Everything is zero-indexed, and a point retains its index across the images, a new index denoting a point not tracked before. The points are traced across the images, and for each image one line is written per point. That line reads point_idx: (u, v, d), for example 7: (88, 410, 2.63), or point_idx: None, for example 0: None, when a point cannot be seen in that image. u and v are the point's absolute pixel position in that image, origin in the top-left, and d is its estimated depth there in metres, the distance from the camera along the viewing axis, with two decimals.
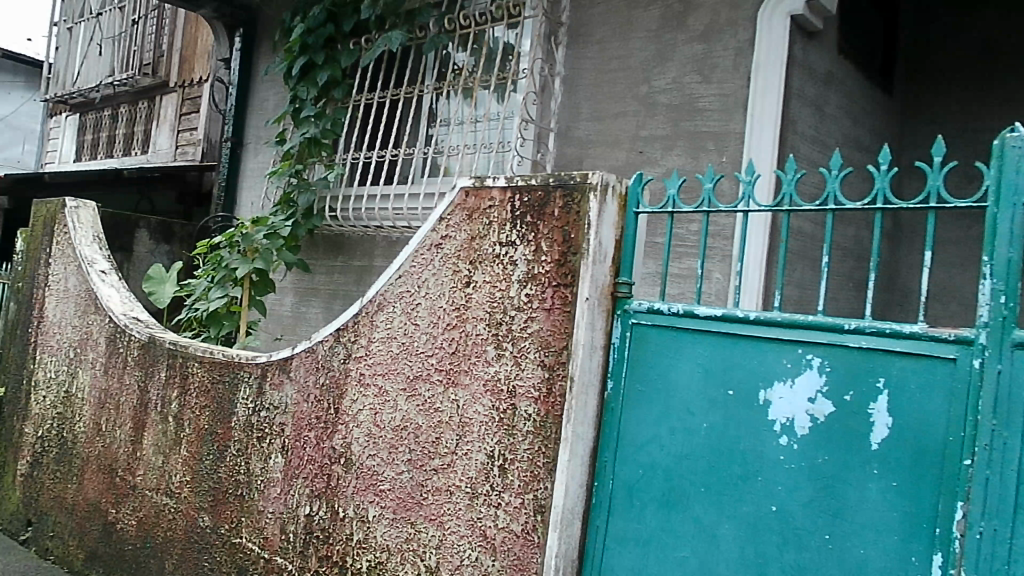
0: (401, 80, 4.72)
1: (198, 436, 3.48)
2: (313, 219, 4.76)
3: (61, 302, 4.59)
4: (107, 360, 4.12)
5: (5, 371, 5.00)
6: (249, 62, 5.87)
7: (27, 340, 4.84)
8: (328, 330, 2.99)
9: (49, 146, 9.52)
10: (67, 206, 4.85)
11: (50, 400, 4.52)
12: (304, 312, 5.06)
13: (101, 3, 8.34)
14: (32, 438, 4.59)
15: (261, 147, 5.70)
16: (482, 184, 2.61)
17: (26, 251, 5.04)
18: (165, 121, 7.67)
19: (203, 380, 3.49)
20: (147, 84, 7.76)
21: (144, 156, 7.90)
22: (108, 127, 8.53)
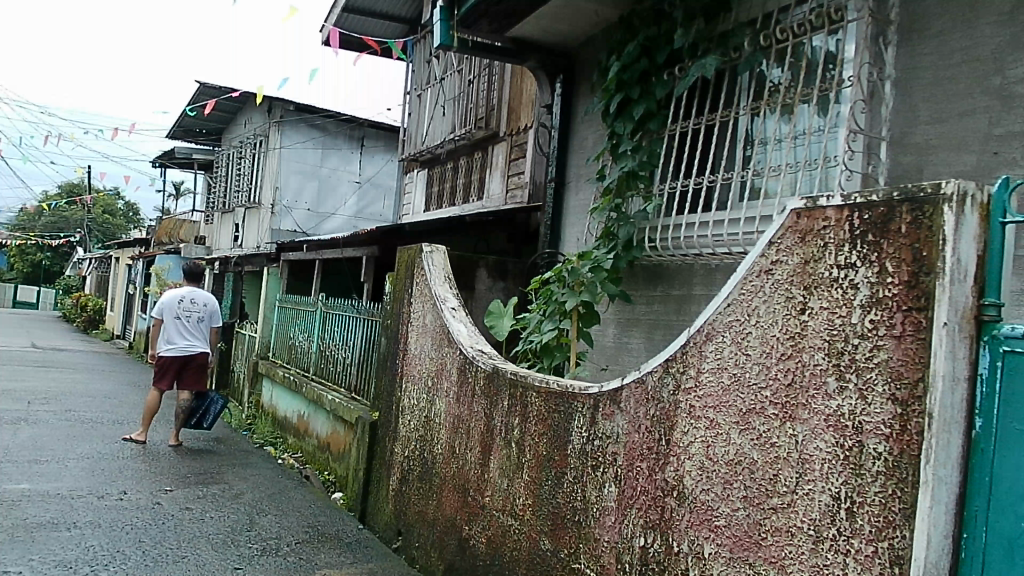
0: (716, 105, 4.65)
1: (538, 462, 3.69)
2: (634, 250, 4.82)
3: (421, 336, 5.23)
4: (459, 388, 4.60)
5: (380, 397, 5.82)
6: (570, 106, 6.23)
7: (396, 369, 5.59)
8: (658, 361, 3.01)
9: (405, 199, 10.87)
10: (423, 251, 5.51)
11: (415, 423, 5.15)
12: (627, 343, 5.16)
13: (444, 69, 9.47)
14: (401, 456, 5.25)
15: (582, 185, 5.98)
16: (815, 204, 2.45)
17: (394, 292, 5.83)
18: (496, 168, 8.38)
19: (541, 409, 3.72)
20: (482, 136, 8.56)
21: (479, 202, 8.71)
22: (450, 177, 9.53)
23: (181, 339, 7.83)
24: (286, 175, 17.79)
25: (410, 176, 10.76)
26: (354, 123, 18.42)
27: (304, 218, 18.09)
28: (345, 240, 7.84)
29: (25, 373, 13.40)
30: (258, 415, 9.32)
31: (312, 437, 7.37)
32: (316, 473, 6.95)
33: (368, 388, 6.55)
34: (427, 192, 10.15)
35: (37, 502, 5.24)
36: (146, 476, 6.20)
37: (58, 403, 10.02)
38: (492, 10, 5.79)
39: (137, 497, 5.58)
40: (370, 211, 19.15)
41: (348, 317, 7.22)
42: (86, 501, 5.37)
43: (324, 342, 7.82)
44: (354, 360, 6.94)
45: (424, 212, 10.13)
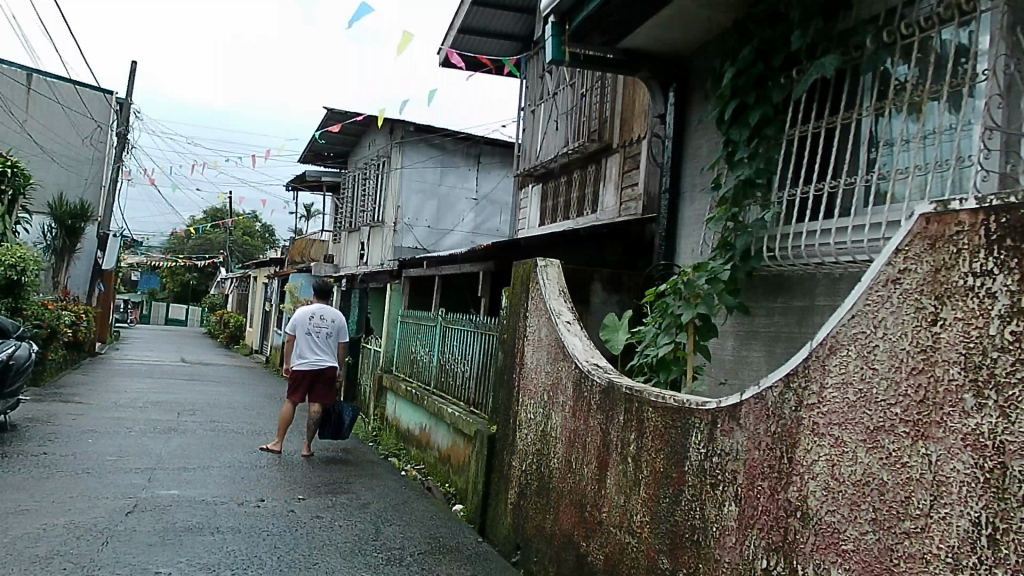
0: (838, 106, 4.46)
1: (656, 479, 3.63)
2: (752, 261, 4.70)
3: (537, 350, 5.27)
4: (574, 402, 4.60)
5: (499, 411, 5.90)
6: (684, 115, 6.14)
7: (513, 383, 5.65)
8: (778, 376, 2.91)
9: (520, 213, 10.98)
10: (537, 265, 5.56)
11: (532, 437, 5.19)
12: (747, 356, 5.01)
13: (557, 84, 9.55)
14: (519, 470, 5.30)
15: (698, 194, 5.88)
16: (946, 208, 2.31)
17: (511, 306, 5.90)
18: (609, 180, 8.34)
19: (658, 424, 3.67)
20: (595, 148, 8.54)
21: (593, 215, 8.69)
22: (564, 191, 9.56)
23: (311, 353, 8.20)
24: (407, 194, 18.39)
25: (524, 191, 10.87)
26: (471, 141, 18.85)
27: (424, 235, 18.61)
28: (463, 256, 8.02)
29: (175, 386, 14.44)
30: (383, 427, 9.64)
31: (434, 449, 7.55)
32: (437, 485, 7.12)
33: (486, 402, 6.65)
34: (541, 206, 10.22)
35: (185, 507, 5.64)
36: (281, 485, 6.55)
37: (203, 415, 10.74)
38: (603, 23, 5.78)
39: (272, 504, 5.90)
40: (487, 227, 19.49)
41: (467, 332, 7.36)
42: (227, 507, 5.73)
43: (444, 356, 8.02)
44: (473, 374, 7.07)
45: (539, 226, 10.20)
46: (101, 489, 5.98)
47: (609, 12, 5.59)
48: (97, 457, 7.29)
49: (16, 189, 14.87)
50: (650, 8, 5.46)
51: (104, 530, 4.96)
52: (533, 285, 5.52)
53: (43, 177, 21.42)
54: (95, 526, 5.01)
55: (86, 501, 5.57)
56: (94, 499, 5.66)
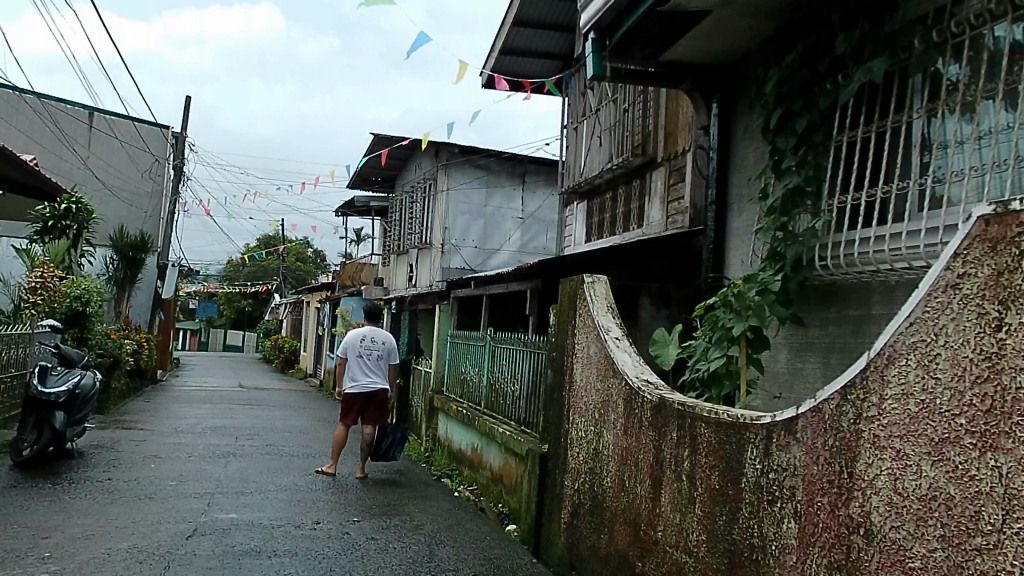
0: (887, 110, 4.36)
1: (711, 496, 3.56)
2: (804, 270, 4.60)
3: (586, 368, 5.22)
4: (626, 419, 4.54)
5: (550, 430, 5.87)
6: (728, 125, 6.07)
7: (563, 402, 5.62)
8: (835, 388, 2.82)
9: (566, 231, 10.97)
10: (585, 282, 5.53)
11: (584, 455, 5.14)
12: (802, 369, 4.89)
13: (599, 100, 9.57)
14: (572, 490, 5.25)
15: (746, 205, 5.79)
16: (1007, 210, 2.22)
17: (559, 324, 5.88)
18: (655, 194, 8.28)
19: (711, 440, 3.60)
20: (639, 163, 8.50)
21: (639, 230, 8.61)
22: (609, 207, 9.51)
23: (364, 376, 8.30)
24: (454, 215, 18.56)
25: (570, 209, 10.87)
26: (515, 161, 18.96)
27: (471, 255, 18.74)
28: (510, 275, 8.01)
29: (233, 411, 14.73)
30: (435, 447, 9.67)
31: (486, 469, 7.54)
32: (491, 505, 7.10)
33: (537, 421, 6.61)
34: (587, 223, 10.19)
35: (243, 530, 5.73)
36: (336, 507, 6.59)
37: (260, 439, 10.93)
38: (644, 36, 5.77)
39: (328, 527, 5.95)
40: (533, 245, 19.56)
41: (516, 350, 7.35)
42: (284, 530, 5.81)
43: (494, 375, 8.01)
44: (523, 393, 7.04)
45: (585, 243, 10.17)
46: (163, 513, 6.11)
47: (649, 25, 5.57)
48: (159, 482, 7.45)
49: (79, 223, 15.47)
50: (690, 19, 5.42)
51: (166, 554, 5.06)
52: (581, 302, 5.49)
53: (105, 211, 22.21)
54: (158, 550, 5.11)
55: (148, 526, 5.70)
56: (156, 523, 5.79)
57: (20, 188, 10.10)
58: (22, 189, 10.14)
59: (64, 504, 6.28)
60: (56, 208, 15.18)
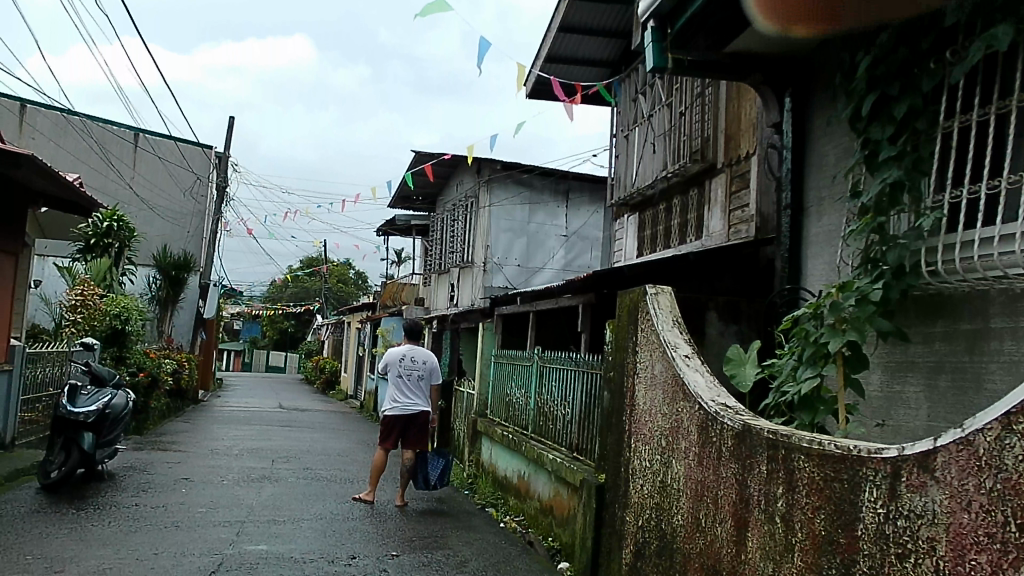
0: (1009, 89, 3.73)
1: (814, 544, 2.96)
2: (907, 277, 3.92)
3: (650, 390, 4.69)
4: (700, 447, 3.99)
5: (609, 457, 5.31)
6: (804, 123, 5.52)
7: (624, 427, 5.09)
8: (992, 416, 2.24)
9: (616, 245, 10.43)
10: (647, 293, 4.99)
11: (648, 489, 4.61)
12: (902, 392, 4.28)
13: (652, 105, 9.05)
14: (635, 527, 4.69)
15: (829, 209, 5.19)
16: None
17: (617, 342, 5.37)
18: (715, 202, 7.73)
19: (814, 476, 3.02)
20: (697, 169, 7.93)
21: (698, 242, 8.04)
22: (663, 219, 8.95)
23: (405, 397, 7.83)
24: (496, 233, 18.17)
25: (620, 222, 10.34)
26: (559, 177, 18.52)
27: (514, 275, 18.32)
28: (560, 290, 7.44)
29: (271, 432, 14.39)
30: (479, 474, 9.13)
31: (535, 498, 7.00)
32: (540, 539, 6.59)
33: (591, 447, 6.08)
34: (639, 236, 9.66)
35: (272, 565, 5.23)
36: (373, 539, 6.09)
37: (297, 462, 10.52)
38: (710, 22, 5.25)
39: (364, 562, 5.42)
40: (578, 263, 19.02)
41: (568, 370, 6.81)
42: (315, 566, 5.28)
43: (542, 398, 7.47)
44: (575, 416, 6.51)
45: (637, 257, 9.63)
46: (187, 544, 5.67)
47: (717, 8, 5.05)
48: (188, 508, 7.03)
49: (121, 241, 15.40)
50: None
51: None
52: (643, 315, 4.94)
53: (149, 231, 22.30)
54: None
55: (170, 559, 5.23)
56: (179, 556, 5.34)
57: (59, 202, 9.89)
58: (60, 204, 9.92)
59: (84, 533, 5.87)
60: (98, 227, 15.13)
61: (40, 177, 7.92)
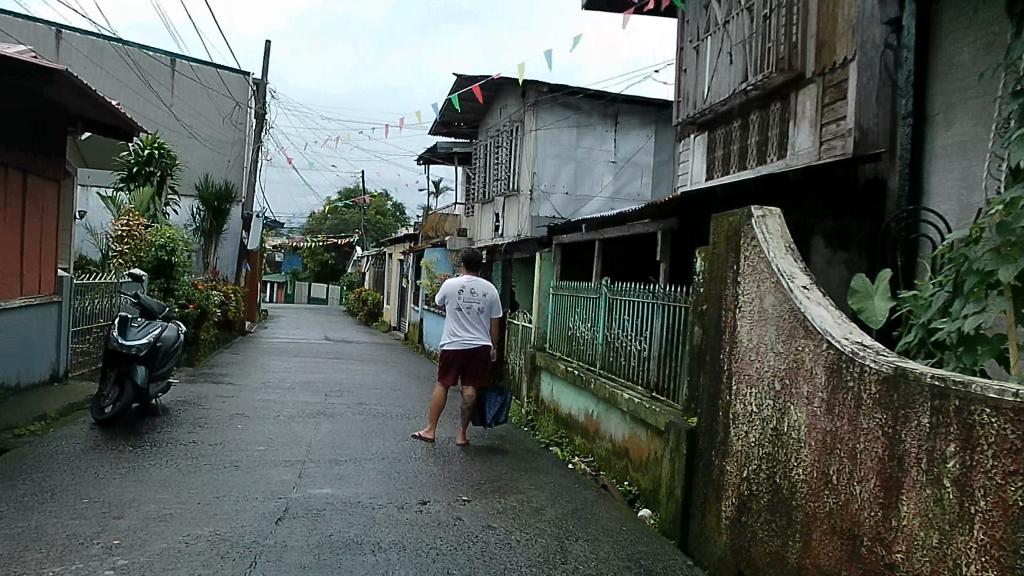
0: None
1: (1006, 514, 2.47)
2: None
3: (758, 326, 4.16)
4: (830, 392, 3.48)
5: (702, 400, 4.83)
6: (929, 19, 5.01)
7: (721, 369, 4.58)
8: None
9: (680, 169, 9.74)
10: (753, 216, 4.38)
11: (755, 437, 4.15)
12: None
13: (727, 10, 8.21)
14: (739, 479, 4.25)
15: (960, 114, 4.72)
16: None
17: (710, 272, 4.81)
18: (803, 117, 6.98)
19: (1004, 434, 2.50)
20: (782, 80, 7.16)
21: (781, 163, 7.31)
22: (738, 138, 8.21)
23: (464, 331, 7.39)
24: (543, 159, 17.44)
25: (685, 143, 9.60)
26: (609, 99, 17.62)
27: (562, 204, 17.65)
28: (636, 217, 6.85)
29: (319, 365, 14.20)
30: (539, 411, 8.75)
31: (607, 440, 6.60)
32: (614, 483, 6.19)
33: (674, 388, 5.60)
34: (708, 159, 8.95)
35: (339, 511, 4.87)
36: (440, 483, 5.71)
37: (350, 396, 10.24)
38: None
39: (436, 510, 5.04)
40: (626, 192, 18.26)
41: (644, 304, 6.29)
42: (385, 513, 4.92)
43: (612, 333, 6.99)
44: (653, 354, 6.01)
45: (706, 181, 8.94)
46: (249, 487, 5.33)
47: None
48: (245, 447, 6.73)
49: (163, 170, 15.18)
50: None
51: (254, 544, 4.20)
52: (748, 241, 4.35)
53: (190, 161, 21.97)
54: (243, 540, 4.24)
55: (233, 503, 4.90)
56: (241, 500, 4.99)
57: (99, 126, 9.45)
58: (99, 128, 9.48)
59: (140, 475, 5.57)
60: (140, 155, 14.85)
61: (76, 96, 7.42)
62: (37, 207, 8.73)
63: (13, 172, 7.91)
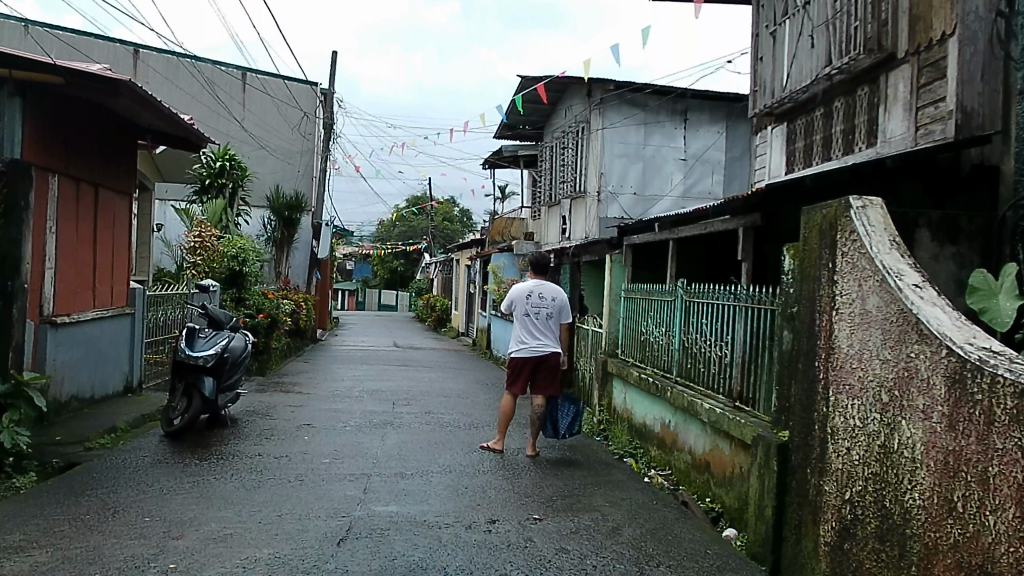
0: None
1: None
2: None
3: (860, 330, 3.73)
4: (950, 405, 3.04)
5: (794, 411, 4.39)
6: None
7: (816, 377, 4.15)
8: None
9: (757, 162, 9.23)
10: (851, 207, 3.96)
11: (858, 455, 3.71)
12: None
13: None
14: (840, 501, 3.82)
15: None
16: None
17: (801, 271, 4.38)
18: (895, 101, 6.46)
19: None
20: (871, 62, 6.65)
21: (871, 151, 6.81)
22: (821, 127, 7.69)
23: (533, 338, 7.09)
24: (610, 159, 17.01)
25: (762, 135, 9.09)
26: (677, 95, 17.08)
27: (630, 204, 17.16)
28: (715, 213, 6.43)
29: (389, 373, 14.13)
30: (612, 420, 8.37)
31: (686, 452, 6.20)
32: (695, 499, 5.78)
33: (760, 397, 5.17)
34: (787, 150, 8.45)
35: (404, 531, 4.62)
36: (510, 500, 5.42)
37: (418, 405, 10.06)
38: None
39: (506, 530, 4.74)
40: (697, 190, 17.67)
41: (724, 306, 5.85)
42: (453, 533, 4.65)
43: (689, 338, 6.58)
44: (736, 360, 5.58)
45: (786, 175, 8.44)
46: (313, 504, 5.14)
47: None
48: (311, 460, 6.58)
49: (234, 182, 15.29)
50: None
51: (315, 568, 3.97)
52: (845, 235, 3.93)
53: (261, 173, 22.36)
54: (303, 564, 4.01)
55: (295, 522, 4.70)
56: (304, 519, 4.79)
57: (167, 138, 9.52)
58: (167, 139, 9.55)
59: (205, 490, 5.44)
60: (212, 167, 15.08)
61: (142, 108, 7.44)
62: (110, 221, 8.84)
63: (85, 186, 7.99)
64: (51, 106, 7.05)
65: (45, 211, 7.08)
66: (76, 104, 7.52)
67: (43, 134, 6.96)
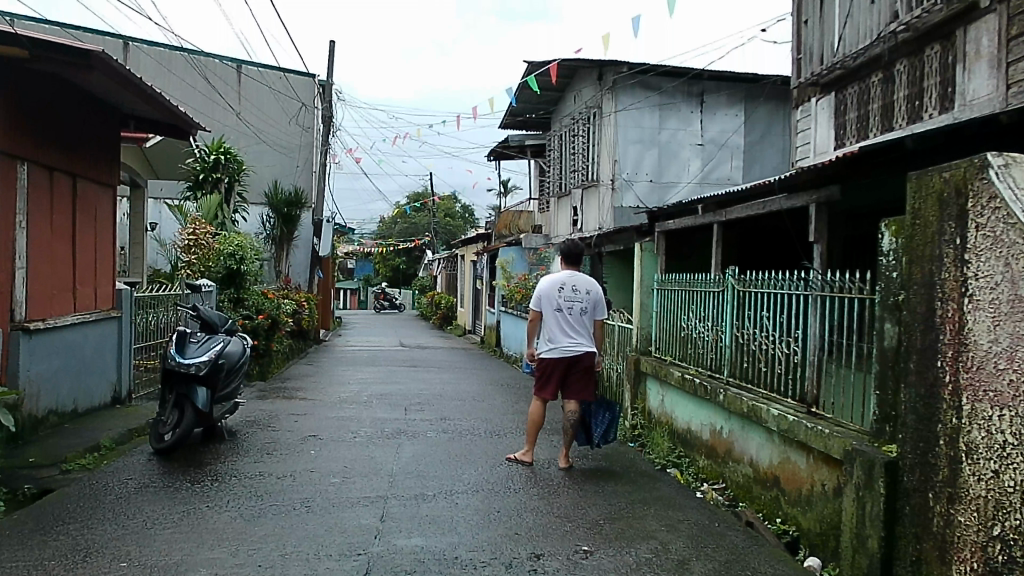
0: None
1: None
2: None
3: (1014, 320, 2.94)
4: None
5: (905, 421, 3.61)
6: None
7: (939, 380, 3.37)
8: None
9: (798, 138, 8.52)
10: (990, 167, 3.18)
11: (1013, 479, 2.93)
12: None
13: None
14: (986, 537, 3.04)
15: None
16: None
17: (911, 252, 3.60)
18: (978, 57, 5.93)
19: None
20: (948, 15, 6.11)
21: (947, 116, 6.27)
22: (880, 94, 7.06)
23: (564, 337, 6.29)
24: (625, 145, 16.18)
25: (803, 109, 8.37)
26: (694, 77, 16.33)
27: (646, 192, 16.35)
28: (776, 188, 5.67)
29: (397, 374, 13.35)
30: (648, 424, 7.59)
31: (747, 463, 5.41)
32: (764, 520, 4.95)
33: (850, 404, 4.37)
34: (836, 122, 7.79)
35: (433, 572, 3.86)
36: (552, 526, 4.66)
37: (432, 410, 9.28)
38: None
39: (554, 569, 3.96)
40: (716, 175, 16.81)
41: (792, 296, 5.07)
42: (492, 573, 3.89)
43: (744, 333, 5.80)
44: (812, 360, 4.78)
45: (836, 150, 7.78)
46: (323, 537, 4.38)
47: None
48: (320, 479, 5.82)
49: (230, 176, 14.52)
50: None
51: None
52: (984, 202, 3.15)
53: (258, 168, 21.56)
54: None
55: (302, 564, 3.94)
56: (312, 559, 4.03)
57: (154, 124, 8.75)
58: (154, 125, 8.77)
59: (198, 522, 4.68)
60: (206, 160, 14.30)
61: (121, 86, 6.66)
62: (91, 215, 8.06)
63: (60, 176, 7.22)
64: (17, 84, 6.29)
65: (13, 203, 6.32)
66: (47, 82, 6.75)
67: (10, 116, 6.20)
